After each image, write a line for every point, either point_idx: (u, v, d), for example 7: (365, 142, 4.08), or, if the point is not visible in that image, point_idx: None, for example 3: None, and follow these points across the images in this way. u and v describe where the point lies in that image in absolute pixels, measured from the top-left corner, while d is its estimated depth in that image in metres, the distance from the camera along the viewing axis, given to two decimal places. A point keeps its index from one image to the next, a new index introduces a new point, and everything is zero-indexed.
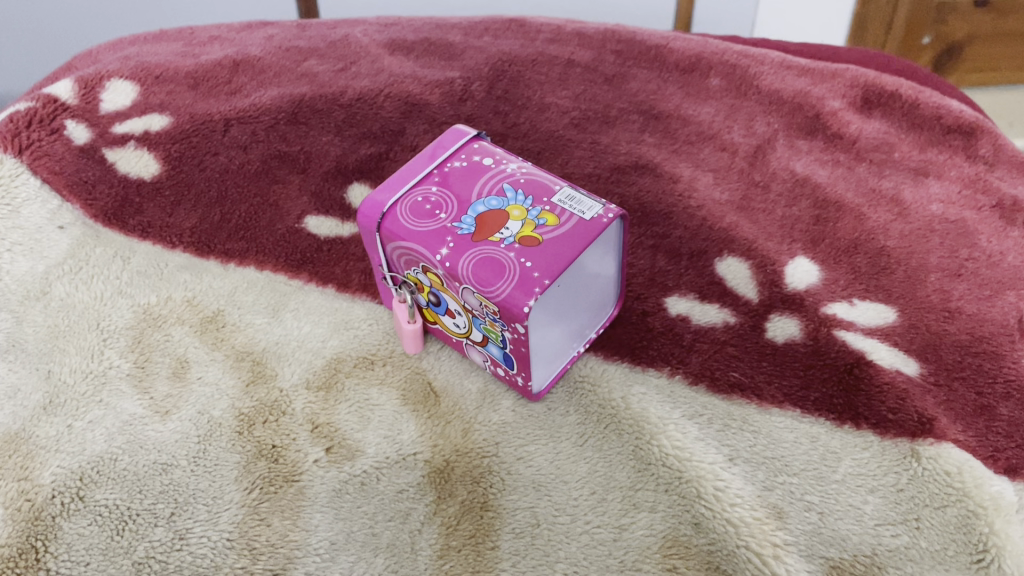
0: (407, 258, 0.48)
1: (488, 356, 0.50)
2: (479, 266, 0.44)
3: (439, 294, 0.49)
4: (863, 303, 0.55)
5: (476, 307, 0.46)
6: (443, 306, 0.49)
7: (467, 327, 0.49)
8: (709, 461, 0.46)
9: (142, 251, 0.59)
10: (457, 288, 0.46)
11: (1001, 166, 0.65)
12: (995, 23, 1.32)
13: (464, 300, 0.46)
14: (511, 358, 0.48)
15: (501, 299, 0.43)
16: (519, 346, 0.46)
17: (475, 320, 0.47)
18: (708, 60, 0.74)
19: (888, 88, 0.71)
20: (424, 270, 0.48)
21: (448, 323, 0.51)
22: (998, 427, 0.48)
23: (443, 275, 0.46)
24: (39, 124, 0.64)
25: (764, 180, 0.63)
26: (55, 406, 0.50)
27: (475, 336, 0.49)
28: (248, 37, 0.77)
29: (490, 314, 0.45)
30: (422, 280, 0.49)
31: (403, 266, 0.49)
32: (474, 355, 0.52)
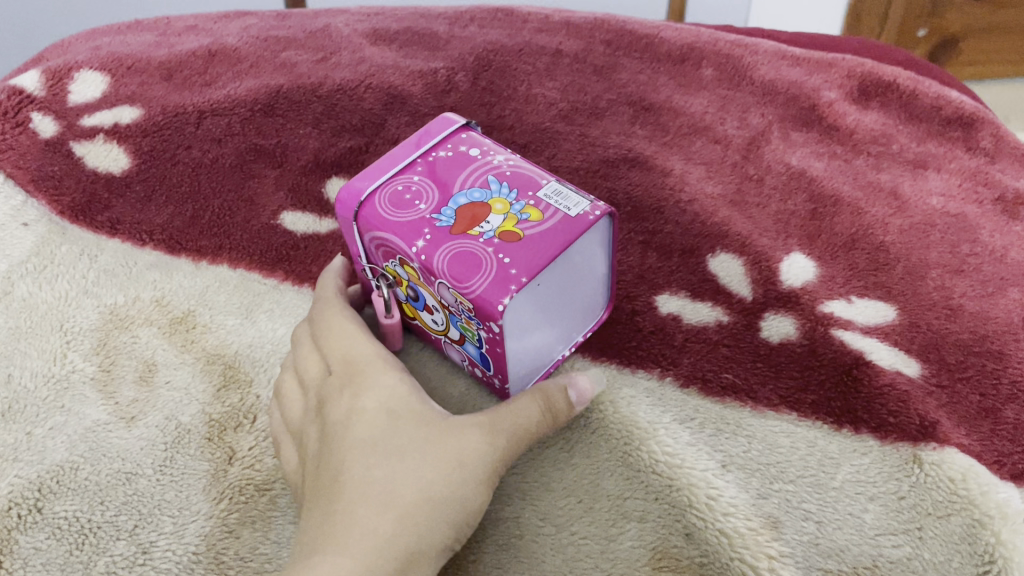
0: (381, 250, 0.45)
1: (465, 353, 0.48)
2: (454, 261, 0.42)
3: (416, 288, 0.46)
4: (862, 301, 0.53)
5: (452, 304, 0.43)
6: (421, 301, 0.47)
7: (445, 324, 0.46)
8: (701, 468, 0.44)
9: (111, 248, 0.57)
10: (433, 283, 0.43)
11: (1002, 159, 0.63)
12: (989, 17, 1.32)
13: (439, 295, 0.44)
14: (488, 358, 0.45)
15: (476, 297, 0.41)
16: (495, 347, 0.43)
17: (453, 318, 0.45)
18: (700, 51, 0.72)
19: (886, 78, 0.69)
20: (399, 263, 0.45)
21: (427, 318, 0.48)
22: (1003, 430, 0.46)
23: (417, 268, 0.43)
24: (4, 116, 0.62)
25: (759, 173, 0.61)
26: (15, 412, 0.48)
27: (452, 332, 0.47)
28: (226, 27, 0.75)
29: (466, 311, 0.43)
30: (399, 272, 0.46)
31: (381, 258, 0.47)
32: (452, 353, 0.50)
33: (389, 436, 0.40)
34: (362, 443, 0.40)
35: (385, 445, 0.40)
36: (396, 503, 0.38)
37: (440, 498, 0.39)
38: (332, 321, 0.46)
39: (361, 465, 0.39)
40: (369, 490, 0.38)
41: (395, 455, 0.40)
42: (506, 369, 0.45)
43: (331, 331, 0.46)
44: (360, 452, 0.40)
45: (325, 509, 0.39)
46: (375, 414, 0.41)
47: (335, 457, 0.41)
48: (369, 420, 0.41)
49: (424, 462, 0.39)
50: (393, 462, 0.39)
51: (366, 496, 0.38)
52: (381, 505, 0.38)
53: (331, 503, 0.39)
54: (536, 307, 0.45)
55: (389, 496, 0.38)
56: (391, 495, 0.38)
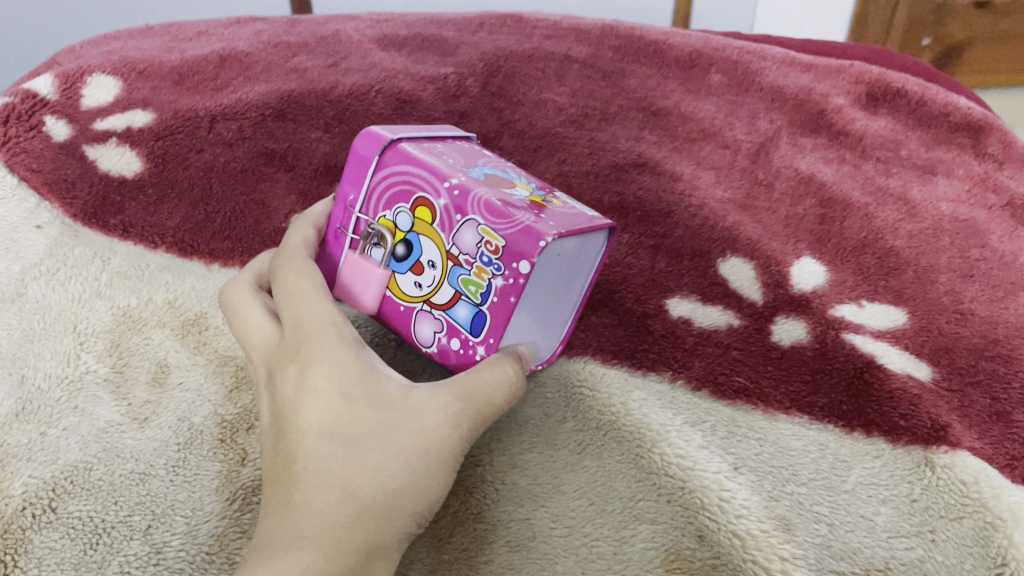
0: (397, 191, 0.43)
1: (448, 321, 0.43)
2: (492, 199, 0.40)
3: (415, 239, 0.43)
4: (872, 306, 0.53)
5: (467, 251, 0.41)
6: (413, 257, 0.43)
7: (435, 283, 0.42)
8: (714, 470, 0.44)
9: (123, 251, 0.57)
10: (455, 224, 0.41)
11: (1010, 165, 0.64)
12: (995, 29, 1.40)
13: (452, 243, 0.41)
14: (486, 317, 0.41)
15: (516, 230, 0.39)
16: (504, 300, 0.40)
17: (452, 271, 0.42)
18: (708, 57, 0.72)
19: (894, 85, 0.69)
20: (411, 207, 0.43)
21: (406, 283, 0.44)
22: (1015, 433, 0.46)
23: (441, 206, 0.41)
24: (18, 120, 0.62)
25: (768, 178, 0.61)
26: (29, 412, 0.48)
27: (443, 293, 0.42)
28: (236, 33, 0.75)
29: (485, 253, 0.40)
30: (399, 221, 0.43)
31: (382, 206, 0.44)
32: (422, 330, 0.44)
33: (344, 419, 0.39)
34: (315, 430, 0.39)
35: (342, 434, 0.39)
36: (354, 497, 0.37)
37: (400, 489, 0.38)
38: (286, 282, 0.44)
39: (315, 453, 0.38)
40: (326, 482, 0.38)
41: (351, 443, 0.38)
42: (502, 336, 0.41)
43: (285, 295, 0.44)
44: (315, 439, 0.39)
45: (280, 500, 0.38)
46: (328, 395, 0.40)
47: (287, 441, 0.39)
48: (322, 401, 0.40)
49: (383, 451, 0.38)
50: (351, 452, 0.38)
51: (322, 489, 0.37)
52: (338, 499, 0.37)
53: (286, 492, 0.38)
54: (529, 307, 0.43)
55: (347, 488, 0.37)
56: (350, 488, 0.37)
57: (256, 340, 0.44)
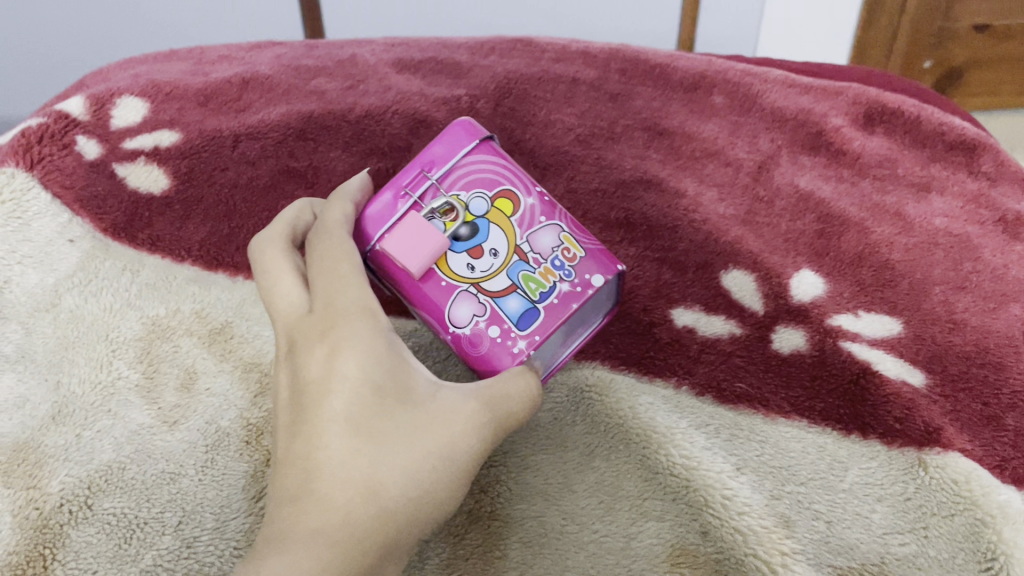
0: (484, 177, 0.48)
1: (493, 308, 0.45)
2: (570, 221, 0.49)
3: (484, 225, 0.47)
4: (869, 315, 0.55)
5: (538, 252, 0.47)
6: (476, 241, 0.46)
7: (496, 268, 0.46)
8: (716, 470, 0.46)
9: (151, 264, 0.60)
10: (536, 224, 0.48)
11: (1002, 183, 0.67)
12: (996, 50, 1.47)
13: (525, 241, 0.47)
14: (539, 314, 0.45)
15: (594, 251, 0.47)
16: (563, 303, 0.45)
17: (518, 264, 0.46)
18: (711, 78, 0.74)
19: (891, 106, 0.72)
20: (492, 196, 0.47)
21: (458, 263, 0.46)
22: (1004, 436, 0.49)
23: (529, 203, 0.48)
24: (51, 139, 0.64)
25: (769, 195, 0.64)
26: (64, 415, 0.51)
27: (496, 283, 0.46)
28: (257, 57, 0.78)
29: (559, 259, 0.47)
30: (475, 205, 0.47)
31: (462, 184, 0.47)
32: (461, 310, 0.45)
33: (372, 414, 0.41)
34: (342, 420, 0.41)
35: (369, 429, 0.41)
36: (376, 496, 0.40)
37: (420, 495, 0.40)
38: (322, 259, 0.45)
39: (343, 443, 0.40)
40: (350, 475, 0.40)
41: (377, 440, 0.41)
42: (544, 339, 0.45)
43: (321, 275, 0.45)
44: (341, 428, 0.41)
45: (301, 484, 0.40)
46: (358, 386, 0.42)
47: (314, 426, 0.41)
48: (351, 391, 0.41)
49: (408, 455, 0.41)
50: (376, 450, 0.40)
51: (347, 482, 0.40)
52: (362, 494, 0.39)
53: (307, 480, 0.40)
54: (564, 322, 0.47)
55: (369, 485, 0.40)
56: (373, 486, 0.40)
57: (282, 312, 0.45)
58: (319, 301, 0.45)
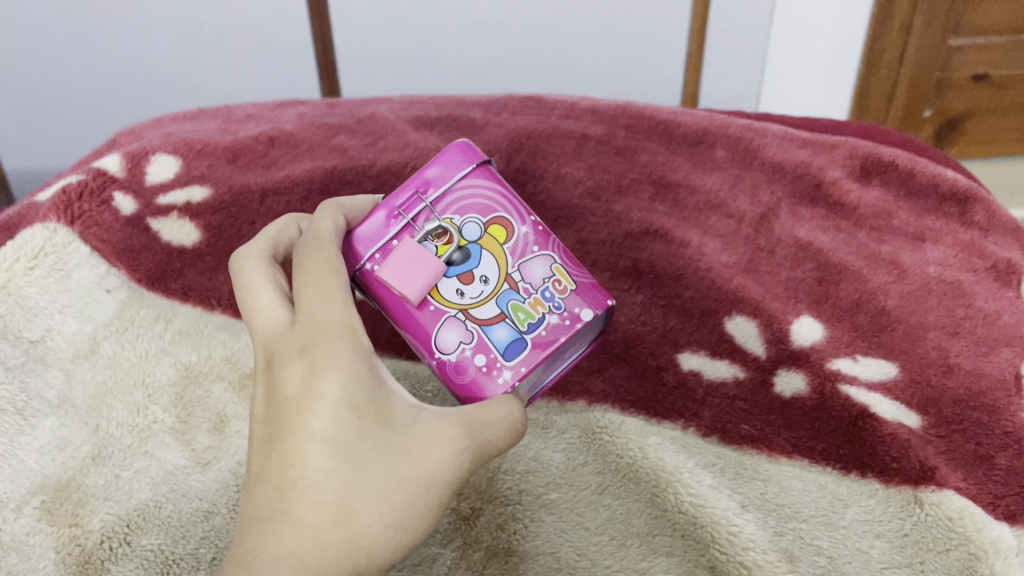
0: (477, 204, 0.50)
1: (481, 337, 0.48)
2: (562, 253, 0.51)
3: (476, 252, 0.49)
4: (866, 359, 0.58)
5: (529, 282, 0.49)
6: (467, 267, 0.49)
7: (487, 295, 0.49)
8: (722, 507, 0.50)
9: (184, 313, 0.64)
10: (528, 253, 0.50)
11: (994, 233, 0.70)
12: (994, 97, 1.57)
13: (517, 270, 0.49)
14: (526, 344, 0.48)
15: (585, 285, 0.50)
16: (550, 335, 0.48)
17: (508, 293, 0.49)
18: (713, 133, 0.77)
19: (886, 158, 0.75)
20: (485, 223, 0.50)
21: (449, 288, 0.48)
22: (997, 474, 0.52)
23: (522, 232, 0.50)
24: (90, 195, 0.66)
25: (770, 245, 0.66)
26: (104, 457, 0.56)
27: (485, 310, 0.48)
28: (282, 115, 0.82)
29: (550, 291, 0.49)
30: (468, 232, 0.49)
31: (455, 208, 0.50)
32: (449, 336, 0.48)
33: (350, 435, 0.43)
34: (319, 440, 0.43)
35: (346, 452, 0.43)
36: (349, 520, 0.42)
37: (394, 520, 0.42)
38: (309, 275, 0.47)
39: (318, 463, 0.43)
40: (324, 497, 0.42)
41: (352, 462, 0.43)
42: (530, 370, 0.47)
43: (307, 290, 0.47)
44: (317, 448, 0.43)
45: (276, 503, 0.42)
46: (337, 407, 0.44)
47: (290, 445, 0.43)
48: (329, 411, 0.43)
49: (383, 480, 0.43)
50: (352, 473, 0.43)
51: (321, 505, 0.42)
52: (334, 517, 0.42)
53: (281, 498, 0.42)
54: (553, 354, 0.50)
55: (342, 508, 0.42)
56: (346, 510, 0.42)
57: (265, 325, 0.47)
58: (302, 315, 0.46)
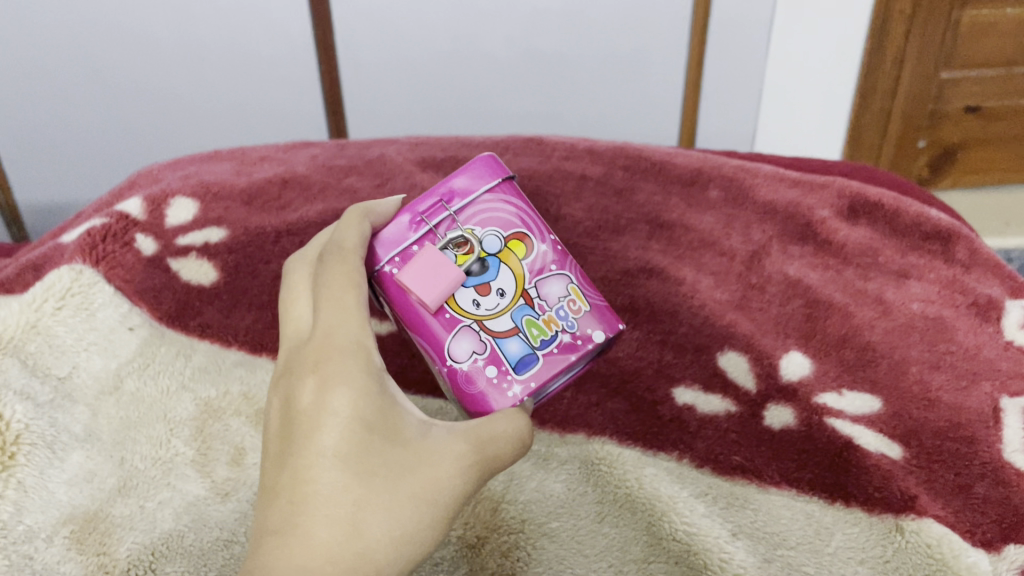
0: (499, 218, 0.55)
1: (492, 348, 0.52)
2: (579, 274, 0.56)
3: (495, 266, 0.54)
4: (852, 393, 0.61)
5: (545, 300, 0.54)
6: (484, 279, 0.53)
7: (503, 309, 0.53)
8: (714, 535, 0.54)
9: (203, 350, 0.66)
10: (546, 272, 0.55)
11: (976, 269, 0.73)
12: (986, 127, 1.61)
13: (533, 286, 0.54)
14: (537, 360, 0.52)
15: (599, 308, 0.55)
16: (561, 352, 0.53)
17: (524, 309, 0.53)
18: (707, 174, 0.80)
19: (873, 198, 0.78)
20: (504, 237, 0.54)
21: (465, 299, 0.53)
22: (975, 503, 0.55)
23: (541, 250, 0.55)
24: (114, 238, 0.70)
25: (761, 282, 0.69)
26: (129, 488, 0.59)
27: (500, 323, 0.53)
28: (294, 157, 0.86)
29: (564, 310, 0.54)
30: (488, 245, 0.54)
31: (477, 219, 0.54)
32: (462, 344, 0.52)
33: (362, 452, 0.46)
34: (332, 456, 0.46)
35: (357, 467, 0.46)
36: (358, 536, 0.44)
37: (402, 536, 0.45)
38: (330, 291, 0.51)
39: (330, 478, 0.45)
40: (334, 512, 0.44)
41: (363, 479, 0.45)
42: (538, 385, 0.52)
43: (328, 306, 0.51)
44: (330, 463, 0.45)
45: (288, 517, 0.44)
46: (350, 423, 0.47)
47: (304, 458, 0.46)
48: (343, 427, 0.46)
49: (392, 496, 0.45)
50: (362, 490, 0.45)
51: (332, 519, 0.44)
52: (346, 529, 0.44)
53: (293, 513, 0.45)
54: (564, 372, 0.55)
55: (352, 523, 0.44)
56: (356, 526, 0.44)
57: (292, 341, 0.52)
58: (321, 331, 0.50)
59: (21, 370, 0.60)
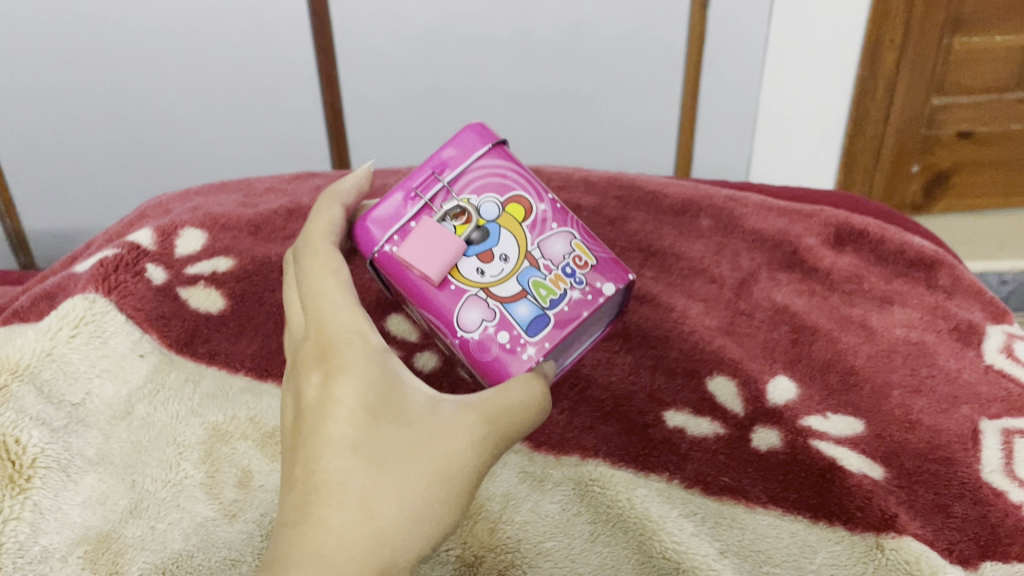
0: (494, 184, 0.58)
1: (503, 314, 0.55)
2: (579, 231, 0.59)
3: (495, 231, 0.57)
4: (835, 416, 0.63)
5: (548, 260, 0.57)
6: (486, 246, 0.56)
7: (510, 275, 0.56)
8: (703, 553, 0.57)
9: (210, 375, 0.68)
10: (548, 231, 0.58)
11: (958, 295, 0.76)
12: (978, 152, 1.65)
13: (536, 248, 0.57)
14: (549, 319, 0.55)
15: (602, 261, 0.58)
16: (571, 308, 0.56)
17: (530, 271, 0.56)
18: (697, 204, 0.83)
19: (858, 226, 0.81)
20: (501, 203, 0.57)
21: (470, 267, 0.56)
22: (953, 521, 0.58)
23: (540, 212, 0.58)
24: (126, 268, 0.72)
25: (749, 309, 0.72)
26: (140, 510, 0.61)
27: (506, 288, 0.56)
28: (298, 189, 0.89)
29: (569, 268, 0.57)
30: (487, 212, 0.57)
31: (472, 187, 0.57)
32: (472, 313, 0.55)
33: (368, 436, 0.48)
34: (339, 443, 0.48)
35: (365, 452, 0.48)
36: (371, 517, 0.46)
37: (415, 513, 0.47)
38: (314, 288, 0.54)
39: (339, 465, 0.47)
40: (347, 497, 0.46)
41: (371, 462, 0.47)
42: (552, 343, 0.55)
43: (316, 304, 0.54)
44: (338, 450, 0.47)
45: (302, 506, 0.46)
46: (355, 411, 0.49)
47: (313, 450, 0.48)
48: (348, 415, 0.48)
49: (402, 475, 0.47)
50: (372, 472, 0.47)
51: (344, 504, 0.46)
52: (359, 512, 0.46)
53: (306, 502, 0.46)
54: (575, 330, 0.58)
55: (365, 505, 0.46)
56: (368, 507, 0.46)
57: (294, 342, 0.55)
58: (315, 328, 0.53)
59: (37, 397, 0.63)
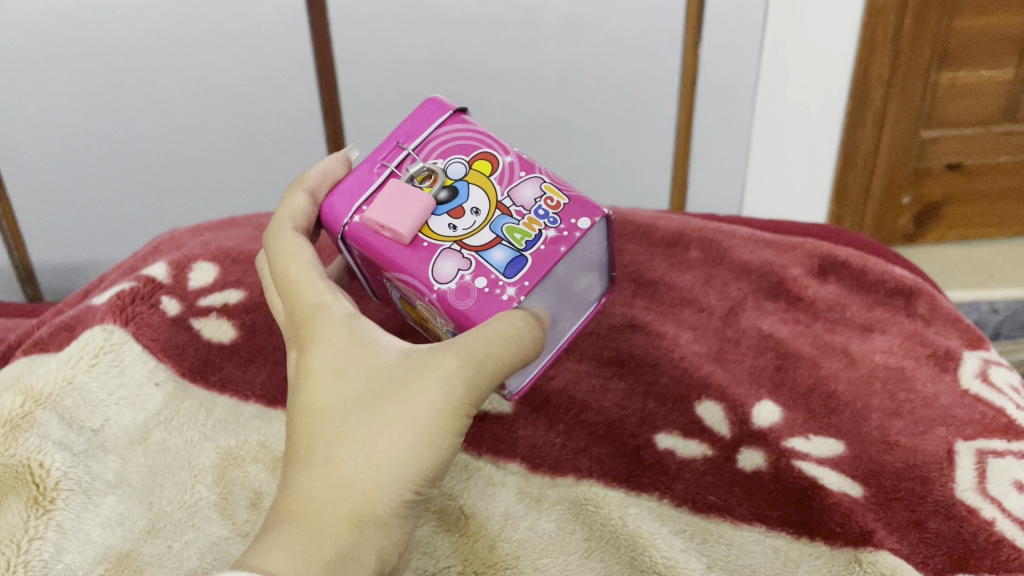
0: (458, 148, 0.61)
1: (479, 261, 0.55)
2: (546, 176, 0.60)
3: (463, 188, 0.59)
4: (817, 438, 0.67)
5: (519, 206, 0.58)
6: (456, 203, 0.58)
7: (484, 226, 0.57)
8: (691, 567, 0.59)
9: (222, 403, 0.72)
10: (517, 180, 0.59)
11: (936, 322, 0.80)
12: (967, 184, 1.69)
13: (506, 198, 0.58)
14: (527, 260, 0.55)
15: (573, 201, 0.59)
16: (548, 246, 0.56)
17: (503, 220, 0.57)
18: (687, 237, 0.87)
19: (840, 257, 0.85)
20: (468, 162, 0.60)
21: (443, 223, 0.57)
22: (927, 537, 0.61)
23: (506, 163, 0.60)
24: (142, 299, 0.77)
25: (735, 336, 0.76)
26: (158, 530, 0.63)
27: (480, 238, 0.56)
28: None
29: (540, 210, 0.58)
30: (454, 173, 0.59)
31: (436, 151, 0.60)
32: (447, 266, 0.55)
33: (337, 399, 0.53)
34: (311, 411, 0.53)
35: (334, 413, 0.52)
36: (337, 471, 0.50)
37: (381, 459, 0.50)
38: (280, 271, 0.59)
39: (312, 429, 0.52)
40: (319, 456, 0.51)
41: (340, 421, 0.52)
42: (532, 283, 0.55)
43: (286, 285, 0.59)
44: (311, 416, 0.53)
45: (287, 471, 0.52)
46: (324, 378, 0.54)
47: (296, 419, 0.54)
48: (317, 383, 0.53)
49: (367, 427, 0.51)
50: (340, 430, 0.51)
51: (314, 462, 0.51)
52: (326, 468, 0.50)
53: (290, 467, 0.52)
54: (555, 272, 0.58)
55: (332, 460, 0.51)
56: (335, 462, 0.51)
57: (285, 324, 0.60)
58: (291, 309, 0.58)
59: (59, 423, 0.66)
